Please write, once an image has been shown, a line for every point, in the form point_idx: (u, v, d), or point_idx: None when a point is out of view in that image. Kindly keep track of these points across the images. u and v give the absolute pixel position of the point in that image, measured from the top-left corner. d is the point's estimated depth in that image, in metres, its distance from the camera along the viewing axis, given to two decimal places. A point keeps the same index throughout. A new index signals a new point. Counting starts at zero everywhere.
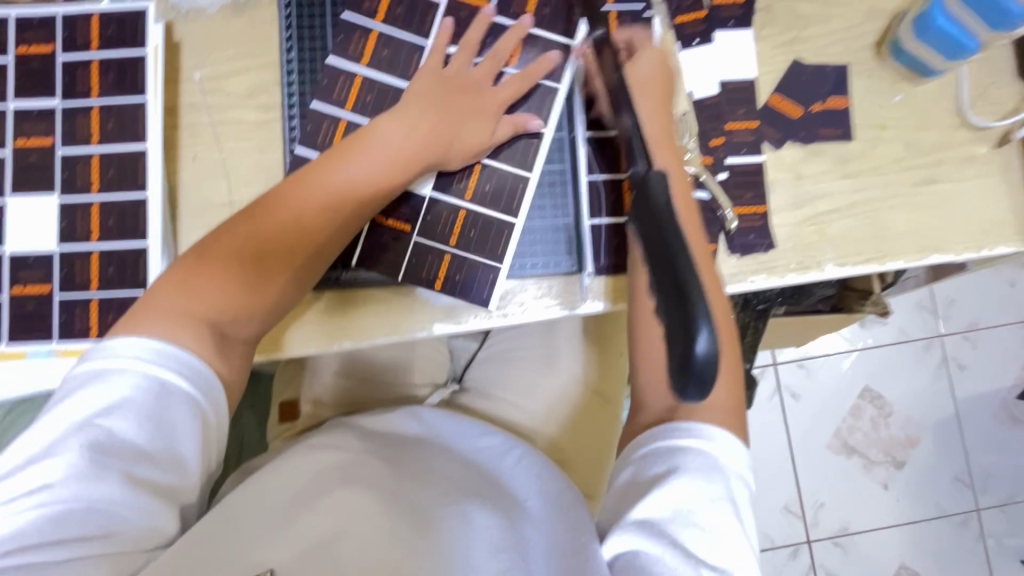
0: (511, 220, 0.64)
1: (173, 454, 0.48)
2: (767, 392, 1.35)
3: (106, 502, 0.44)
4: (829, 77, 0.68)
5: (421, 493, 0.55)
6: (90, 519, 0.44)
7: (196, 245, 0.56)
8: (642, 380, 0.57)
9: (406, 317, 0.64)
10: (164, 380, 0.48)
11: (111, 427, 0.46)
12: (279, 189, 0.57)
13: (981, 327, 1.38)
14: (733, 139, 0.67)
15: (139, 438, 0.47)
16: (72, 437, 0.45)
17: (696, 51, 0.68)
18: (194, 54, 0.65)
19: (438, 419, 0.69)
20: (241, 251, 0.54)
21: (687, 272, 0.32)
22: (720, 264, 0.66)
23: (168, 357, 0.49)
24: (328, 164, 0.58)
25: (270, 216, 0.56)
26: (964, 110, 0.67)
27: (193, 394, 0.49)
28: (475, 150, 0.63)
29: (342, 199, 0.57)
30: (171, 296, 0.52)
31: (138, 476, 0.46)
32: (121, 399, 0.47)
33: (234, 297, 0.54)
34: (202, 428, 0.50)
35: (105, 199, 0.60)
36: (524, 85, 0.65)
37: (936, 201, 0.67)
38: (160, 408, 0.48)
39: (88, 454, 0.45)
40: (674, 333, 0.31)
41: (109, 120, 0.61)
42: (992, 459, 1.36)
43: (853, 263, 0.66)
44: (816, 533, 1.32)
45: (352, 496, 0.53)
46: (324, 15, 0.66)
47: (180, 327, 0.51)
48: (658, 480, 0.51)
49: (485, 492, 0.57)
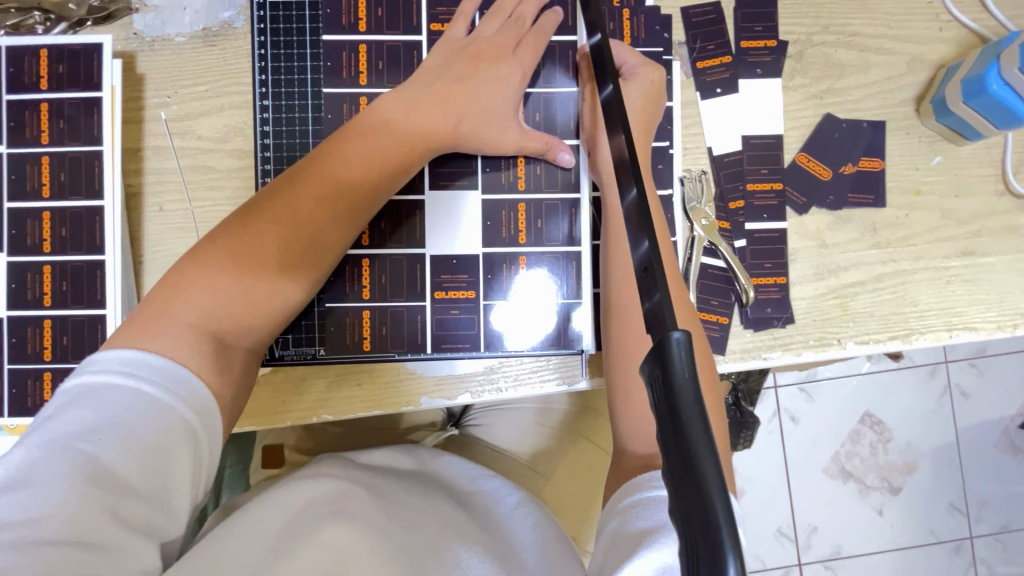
0: (579, 250, 0.59)
1: (162, 487, 0.39)
2: (766, 415, 1.29)
3: (78, 542, 0.35)
4: (864, 135, 0.62)
5: (417, 531, 0.51)
6: (58, 560, 0.34)
7: (189, 250, 0.48)
8: (622, 443, 0.51)
9: (390, 391, 0.58)
10: (157, 396, 0.40)
11: (92, 451, 0.38)
12: (285, 180, 0.51)
13: (988, 355, 1.32)
14: (755, 203, 0.61)
15: (123, 466, 0.38)
16: (46, 462, 0.37)
17: (718, 100, 0.61)
18: (158, 89, 0.58)
19: (432, 460, 0.67)
20: (243, 246, 0.48)
21: (710, 476, 0.25)
22: (732, 339, 0.61)
23: (161, 372, 0.41)
24: (332, 151, 0.52)
25: (274, 206, 0.50)
26: (1008, 175, 0.62)
27: (188, 416, 0.41)
28: (500, 134, 0.56)
29: (351, 190, 0.52)
30: (164, 301, 0.45)
31: (116, 512, 0.37)
32: (106, 417, 0.39)
33: (239, 300, 0.47)
34: (196, 456, 0.41)
35: (60, 261, 0.55)
36: (533, 63, 0.58)
37: (969, 274, 0.62)
38: (148, 428, 0.39)
39: (63, 482, 0.36)
40: (695, 562, 0.25)
41: (61, 170, 0.55)
42: (991, 488, 1.31)
43: (878, 339, 0.61)
44: (808, 555, 1.27)
45: (345, 532, 0.48)
46: (304, 70, 0.58)
47: (178, 336, 0.43)
48: (647, 535, 0.41)
49: (475, 534, 0.53)
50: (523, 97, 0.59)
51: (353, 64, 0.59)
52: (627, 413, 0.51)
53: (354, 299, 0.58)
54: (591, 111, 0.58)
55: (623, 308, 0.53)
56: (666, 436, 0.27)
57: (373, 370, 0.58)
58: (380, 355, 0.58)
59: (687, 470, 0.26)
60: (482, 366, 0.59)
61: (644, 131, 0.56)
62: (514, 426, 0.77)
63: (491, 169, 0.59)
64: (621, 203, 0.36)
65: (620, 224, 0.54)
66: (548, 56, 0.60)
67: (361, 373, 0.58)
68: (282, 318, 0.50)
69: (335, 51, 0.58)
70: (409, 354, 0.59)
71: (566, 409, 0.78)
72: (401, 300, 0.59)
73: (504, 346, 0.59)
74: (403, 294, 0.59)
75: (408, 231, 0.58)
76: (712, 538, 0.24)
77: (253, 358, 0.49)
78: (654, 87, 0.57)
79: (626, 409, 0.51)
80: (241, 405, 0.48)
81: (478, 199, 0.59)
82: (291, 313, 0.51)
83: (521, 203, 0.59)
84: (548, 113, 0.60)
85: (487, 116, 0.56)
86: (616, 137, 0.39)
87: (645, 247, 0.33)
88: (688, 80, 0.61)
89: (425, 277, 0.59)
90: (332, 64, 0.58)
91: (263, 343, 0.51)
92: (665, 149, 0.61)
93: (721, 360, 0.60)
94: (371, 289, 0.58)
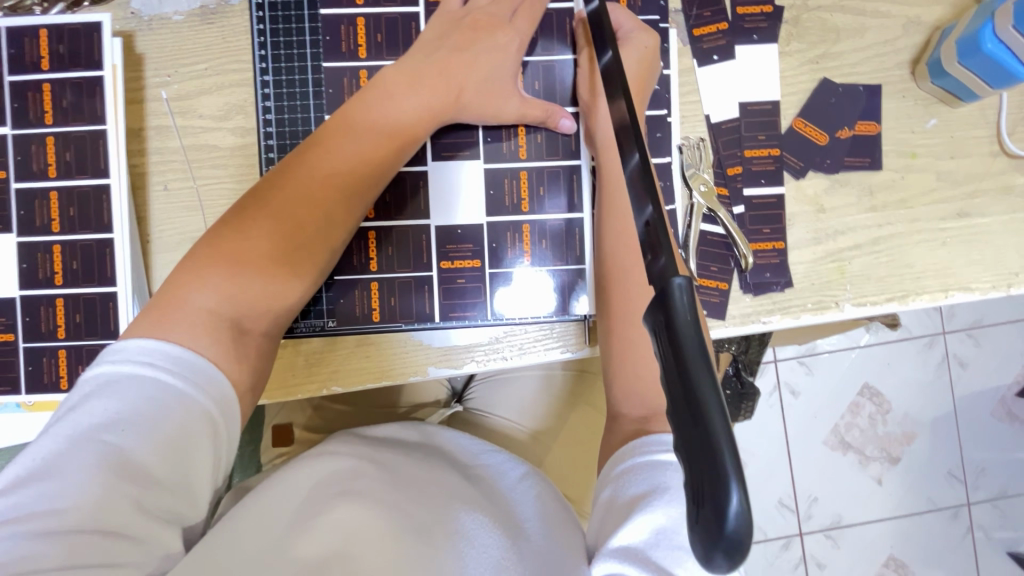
0: (582, 216, 0.60)
1: (182, 475, 0.41)
2: (766, 388, 1.31)
3: (105, 528, 0.38)
4: (860, 99, 0.62)
5: (424, 503, 0.52)
6: (89, 546, 0.37)
7: (202, 238, 0.49)
8: (618, 405, 0.52)
9: (398, 362, 0.60)
10: (175, 386, 0.42)
11: (114, 441, 0.40)
12: (290, 162, 0.52)
13: (985, 325, 1.33)
14: (753, 168, 0.62)
15: (144, 456, 0.40)
16: (73, 452, 0.39)
17: (716, 68, 0.62)
18: (158, 69, 0.58)
19: (438, 434, 0.67)
20: (253, 230, 0.49)
21: (715, 416, 0.26)
22: (732, 304, 0.62)
23: (178, 363, 0.43)
24: (336, 131, 0.53)
25: (282, 189, 0.51)
26: (1003, 136, 0.62)
27: (207, 406, 0.42)
28: (500, 106, 0.57)
29: (355, 168, 0.52)
30: (182, 289, 0.46)
31: (140, 500, 0.39)
32: (128, 408, 0.40)
33: (253, 283, 0.48)
34: (215, 445, 0.43)
35: (69, 241, 0.56)
36: (530, 31, 0.58)
37: (964, 235, 0.63)
38: (169, 419, 0.41)
39: (89, 472, 0.38)
40: (698, 496, 0.26)
41: (66, 150, 0.56)
42: (988, 455, 1.33)
43: (875, 302, 0.62)
44: (809, 525, 1.30)
45: (355, 510, 0.49)
46: (304, 46, 0.59)
47: (197, 325, 0.45)
48: (637, 502, 0.43)
49: (481, 503, 0.54)
50: (521, 67, 0.60)
51: (352, 38, 0.59)
52: (628, 375, 0.52)
53: (361, 272, 0.59)
54: (588, 79, 0.58)
55: (624, 275, 0.54)
56: (670, 382, 0.28)
57: (381, 341, 0.60)
58: (388, 326, 0.59)
59: (692, 408, 0.27)
60: (487, 336, 0.60)
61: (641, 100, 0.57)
62: (517, 397, 0.78)
63: (492, 139, 0.60)
64: (623, 169, 0.36)
65: (620, 191, 0.55)
66: (545, 25, 0.60)
67: (370, 344, 0.59)
68: (296, 296, 0.51)
69: (334, 25, 0.59)
70: (416, 324, 0.60)
71: (567, 379, 0.78)
72: (408, 272, 0.59)
73: (509, 315, 0.60)
74: (409, 266, 0.59)
75: (412, 204, 0.59)
76: (717, 473, 0.25)
77: (272, 339, 0.51)
78: (650, 52, 0.57)
79: (629, 374, 0.52)
80: (263, 386, 0.50)
81: (479, 170, 0.60)
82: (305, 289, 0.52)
83: (523, 172, 0.60)
84: (547, 82, 0.61)
85: (488, 89, 0.57)
86: (617, 106, 0.40)
87: (649, 211, 0.34)
88: (684, 48, 0.62)
89: (431, 249, 0.60)
90: (331, 38, 0.59)
91: (281, 326, 0.52)
92: (662, 117, 0.61)
93: (722, 325, 0.62)
94: (378, 261, 0.59)
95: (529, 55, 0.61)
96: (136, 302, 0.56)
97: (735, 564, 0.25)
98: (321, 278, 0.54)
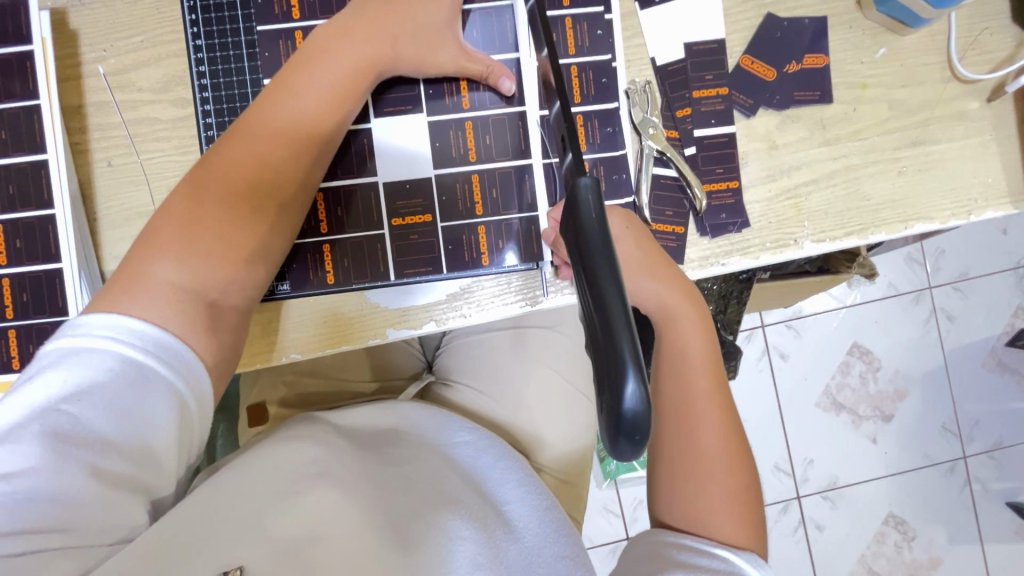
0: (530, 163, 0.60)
1: (148, 447, 0.43)
2: (754, 354, 1.30)
3: (65, 495, 0.40)
4: (806, 32, 0.62)
5: (404, 500, 0.53)
6: (44, 512, 0.39)
7: (156, 214, 0.48)
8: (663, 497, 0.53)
9: (356, 325, 0.59)
10: (140, 363, 0.42)
11: (80, 414, 0.41)
12: (236, 133, 0.51)
13: (970, 276, 1.32)
14: (701, 109, 0.61)
15: (107, 430, 0.41)
16: (33, 422, 0.40)
17: (658, 10, 0.61)
18: (93, 43, 0.57)
19: (413, 412, 0.63)
20: (208, 203, 0.49)
21: (619, 320, 0.26)
22: (690, 248, 0.61)
23: (144, 339, 0.43)
24: (278, 92, 0.52)
25: (231, 161, 0.50)
26: (954, 61, 0.61)
27: (175, 385, 0.43)
28: (439, 57, 0.56)
29: (302, 128, 0.52)
30: (139, 267, 0.46)
31: (103, 471, 0.41)
32: (91, 381, 0.41)
33: (211, 255, 0.48)
34: (183, 422, 0.44)
35: (11, 220, 0.56)
36: None
37: (922, 165, 0.62)
38: (135, 397, 0.42)
39: (54, 443, 0.40)
40: (600, 384, 0.27)
41: (2, 129, 0.56)
42: (980, 406, 1.33)
43: (834, 237, 0.61)
44: (805, 488, 1.29)
45: (332, 499, 0.50)
46: (235, 9, 0.58)
47: (162, 301, 0.45)
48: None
49: (469, 501, 0.53)
50: (461, 16, 0.59)
51: None
52: (675, 472, 0.52)
53: (312, 234, 0.59)
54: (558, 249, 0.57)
55: (678, 386, 0.54)
56: (583, 289, 0.29)
57: (337, 304, 0.59)
58: (343, 287, 0.59)
59: (598, 309, 0.27)
60: (445, 293, 0.60)
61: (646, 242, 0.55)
62: (487, 363, 0.74)
63: (435, 93, 0.59)
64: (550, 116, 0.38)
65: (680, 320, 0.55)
66: None
67: (326, 308, 0.59)
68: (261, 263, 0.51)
69: None
70: (371, 284, 0.59)
71: (539, 337, 0.75)
72: (358, 231, 0.59)
73: (465, 269, 0.60)
74: (360, 225, 0.59)
75: (360, 163, 0.59)
76: (615, 361, 0.26)
77: (247, 311, 0.51)
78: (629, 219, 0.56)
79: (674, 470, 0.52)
80: (237, 357, 0.50)
81: (422, 123, 0.59)
82: (275, 254, 0.53)
83: (468, 122, 0.59)
84: (488, 33, 0.60)
85: (426, 42, 0.56)
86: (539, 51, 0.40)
87: (570, 159, 0.34)
88: None
89: (381, 206, 0.59)
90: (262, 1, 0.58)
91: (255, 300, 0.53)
92: (608, 62, 0.60)
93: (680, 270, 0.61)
94: (328, 223, 0.59)
95: (467, 5, 0.59)
96: (83, 279, 0.56)
97: (639, 449, 0.27)
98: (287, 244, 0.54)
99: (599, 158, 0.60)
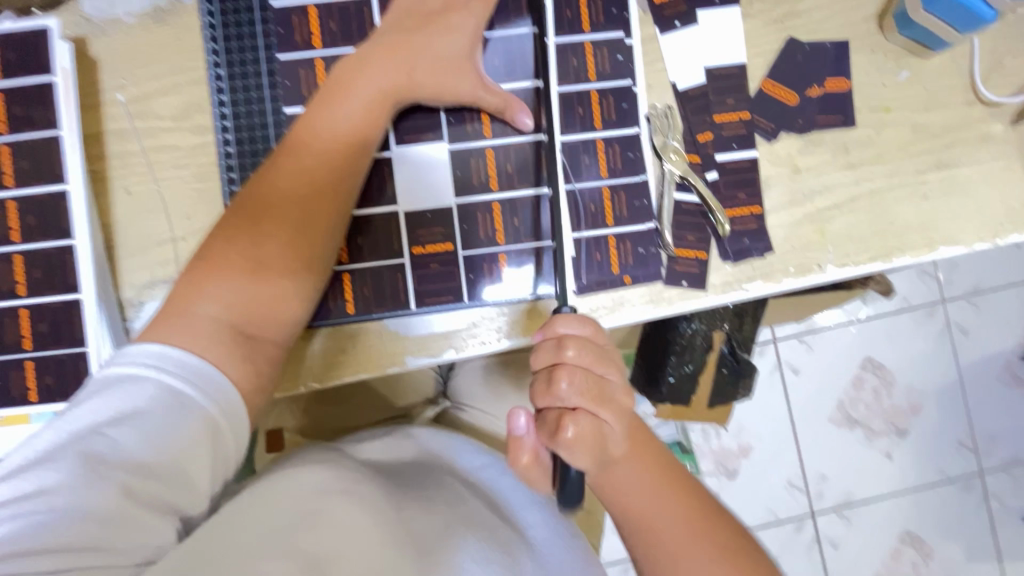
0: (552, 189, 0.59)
1: (181, 470, 0.44)
2: (767, 368, 1.29)
3: (97, 514, 0.40)
4: (828, 55, 0.61)
5: (427, 518, 0.51)
6: (74, 530, 0.39)
7: (198, 249, 0.50)
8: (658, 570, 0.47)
9: (376, 354, 0.58)
10: (177, 388, 0.44)
11: (119, 439, 0.42)
12: (268, 167, 0.52)
13: (985, 290, 1.31)
14: (723, 133, 0.61)
15: (144, 453, 0.42)
16: (76, 443, 0.42)
17: (678, 34, 0.61)
18: (114, 72, 0.57)
19: (431, 437, 0.65)
20: (244, 237, 0.50)
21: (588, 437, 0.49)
22: (712, 273, 0.60)
23: (183, 365, 0.45)
24: (308, 127, 0.53)
25: (261, 195, 0.51)
26: (976, 83, 0.61)
27: (210, 410, 0.45)
28: (459, 88, 0.56)
29: (333, 161, 0.53)
30: (182, 302, 0.48)
31: (138, 492, 0.42)
32: (131, 406, 0.43)
33: (248, 287, 0.49)
34: (215, 447, 0.45)
35: (29, 250, 0.55)
36: (486, 12, 0.57)
37: (946, 188, 0.61)
38: (171, 421, 0.43)
39: (92, 464, 0.41)
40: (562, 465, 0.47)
41: (22, 158, 0.56)
42: (997, 421, 1.31)
43: (858, 261, 0.61)
44: (820, 505, 1.27)
45: (355, 514, 0.47)
46: (256, 38, 0.58)
47: (200, 333, 0.47)
48: None
49: (491, 527, 0.53)
50: (481, 43, 0.58)
51: (305, 27, 0.58)
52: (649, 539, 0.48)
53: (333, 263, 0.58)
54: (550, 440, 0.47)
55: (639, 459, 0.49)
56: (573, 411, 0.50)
57: (357, 333, 0.58)
58: (362, 316, 0.58)
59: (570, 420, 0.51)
60: (465, 321, 0.59)
61: (605, 368, 0.48)
62: (502, 388, 0.73)
63: (455, 120, 0.59)
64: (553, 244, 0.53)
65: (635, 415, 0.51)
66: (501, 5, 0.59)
67: (345, 336, 0.58)
68: (299, 293, 0.52)
69: (285, 16, 0.58)
70: (390, 312, 0.58)
71: None
72: (379, 259, 0.58)
73: (486, 297, 0.59)
74: (380, 254, 0.58)
75: (380, 190, 0.58)
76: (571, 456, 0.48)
77: (285, 345, 0.52)
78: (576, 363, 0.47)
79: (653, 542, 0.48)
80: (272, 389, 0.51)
81: (443, 151, 0.59)
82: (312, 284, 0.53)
83: (488, 149, 0.59)
84: (508, 59, 0.59)
85: (446, 74, 0.56)
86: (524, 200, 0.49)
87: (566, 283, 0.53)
88: (645, 16, 0.60)
89: (401, 234, 0.58)
90: (283, 31, 0.57)
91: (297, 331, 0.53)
92: (628, 87, 0.60)
93: (703, 296, 0.60)
94: (348, 251, 0.58)
95: (487, 33, 0.59)
96: (100, 308, 0.55)
97: (571, 507, 0.47)
98: (324, 277, 0.54)
99: (621, 184, 0.60)
